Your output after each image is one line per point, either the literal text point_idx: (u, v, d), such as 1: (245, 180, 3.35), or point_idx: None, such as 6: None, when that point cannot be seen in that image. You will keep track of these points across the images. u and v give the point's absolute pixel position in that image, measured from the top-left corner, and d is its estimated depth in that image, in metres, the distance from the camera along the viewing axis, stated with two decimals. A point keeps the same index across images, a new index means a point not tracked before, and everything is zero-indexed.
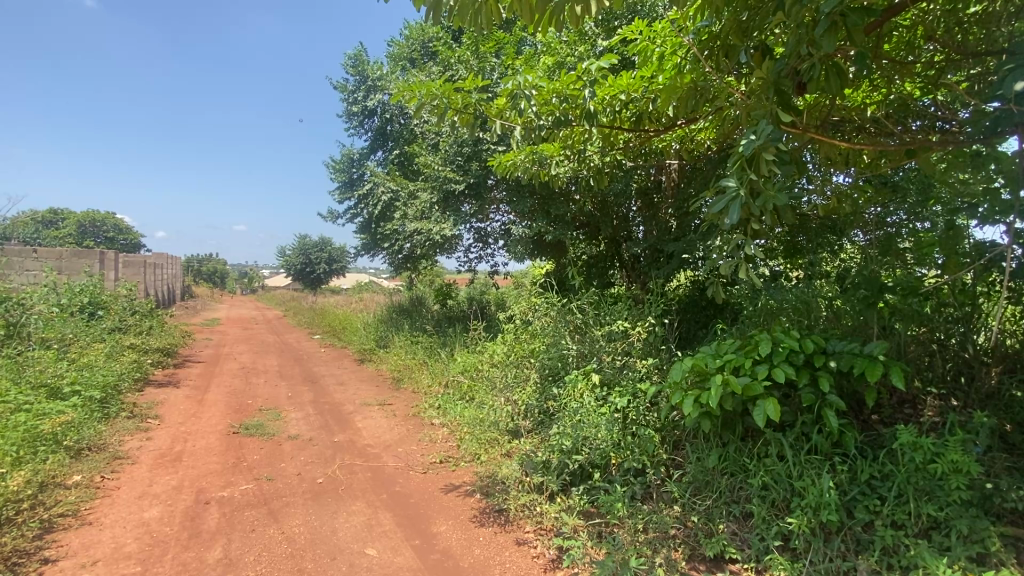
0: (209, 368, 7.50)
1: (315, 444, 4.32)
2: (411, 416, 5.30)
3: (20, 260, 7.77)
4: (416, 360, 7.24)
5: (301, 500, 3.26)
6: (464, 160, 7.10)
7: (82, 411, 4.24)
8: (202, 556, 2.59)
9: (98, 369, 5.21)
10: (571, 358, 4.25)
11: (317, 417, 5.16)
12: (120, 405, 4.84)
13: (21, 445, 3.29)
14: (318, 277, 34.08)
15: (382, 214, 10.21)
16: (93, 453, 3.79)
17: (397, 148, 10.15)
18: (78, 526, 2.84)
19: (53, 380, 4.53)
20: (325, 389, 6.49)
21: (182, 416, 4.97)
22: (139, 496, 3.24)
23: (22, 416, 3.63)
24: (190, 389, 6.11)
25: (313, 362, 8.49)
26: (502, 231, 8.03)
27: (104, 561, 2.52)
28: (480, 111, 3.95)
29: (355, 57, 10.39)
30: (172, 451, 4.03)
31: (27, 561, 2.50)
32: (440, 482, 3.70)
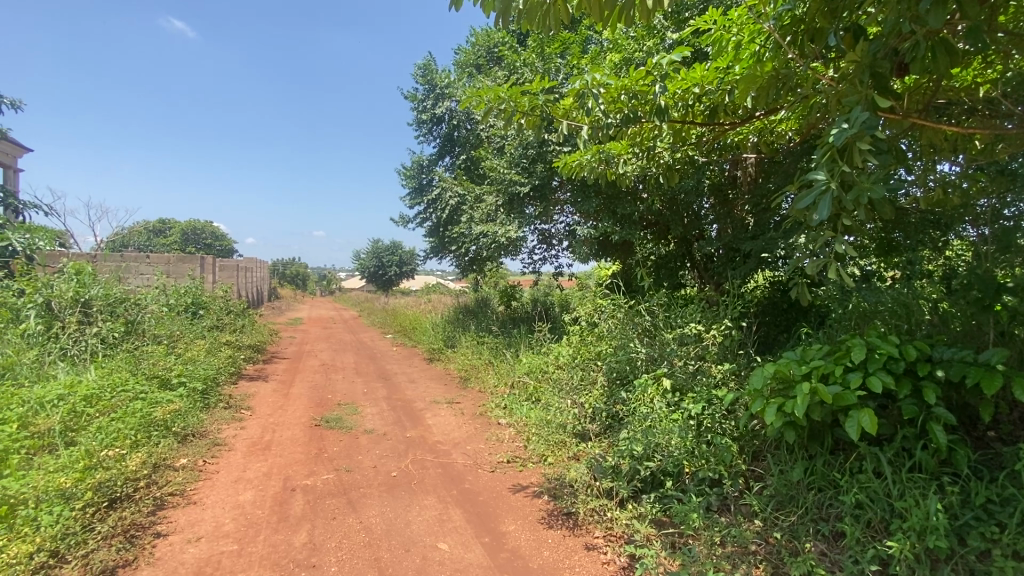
0: (293, 364, 8.05)
1: (388, 439, 4.50)
2: (478, 415, 5.39)
3: (136, 266, 8.76)
4: (482, 360, 7.35)
5: (376, 491, 3.41)
6: (529, 162, 7.09)
7: (187, 401, 4.70)
8: (290, 539, 2.77)
9: (199, 363, 5.74)
10: (640, 362, 4.11)
11: (391, 413, 5.38)
12: (218, 397, 5.31)
13: (137, 429, 3.70)
14: (389, 279, 35.77)
15: (450, 218, 10.49)
16: (196, 440, 4.18)
17: (464, 152, 10.39)
18: (185, 505, 3.14)
19: (163, 372, 5.05)
20: (397, 386, 6.76)
21: (270, 409, 5.37)
22: (235, 480, 3.53)
23: (139, 403, 4.08)
24: (277, 384, 6.56)
25: (385, 360, 8.84)
26: (567, 232, 8.00)
27: (207, 538, 2.77)
28: (546, 113, 3.94)
29: (424, 67, 10.77)
30: (263, 440, 4.35)
31: (143, 533, 2.79)
32: (507, 482, 3.72)
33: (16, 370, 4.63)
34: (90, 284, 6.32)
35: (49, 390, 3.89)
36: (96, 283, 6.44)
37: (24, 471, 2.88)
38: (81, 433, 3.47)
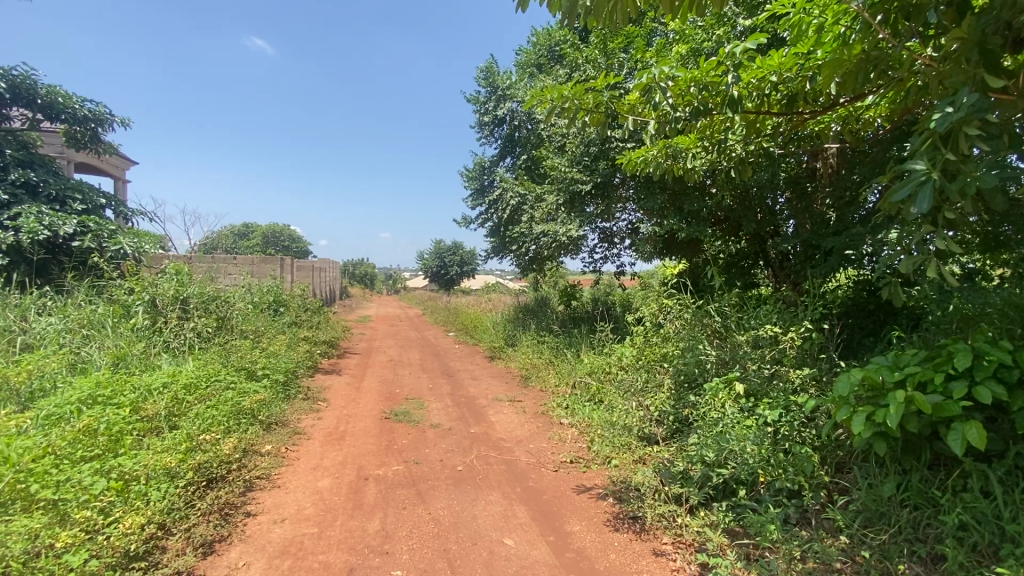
0: (363, 360, 8.43)
1: (454, 434, 4.62)
2: (540, 414, 5.40)
3: (224, 266, 9.52)
4: (543, 360, 7.34)
5: (443, 484, 3.51)
6: (591, 160, 6.99)
7: (271, 392, 5.06)
8: (364, 526, 2.91)
9: (281, 357, 6.15)
10: (710, 365, 3.92)
11: (455, 409, 5.51)
12: (297, 389, 5.68)
13: (229, 417, 4.03)
14: (451, 279, 36.61)
15: (510, 217, 10.55)
16: (279, 428, 4.49)
17: (525, 152, 10.43)
18: (270, 488, 3.39)
19: (250, 364, 5.46)
20: (461, 383, 6.91)
21: (344, 401, 5.67)
22: (314, 467, 3.76)
23: (230, 393, 4.45)
24: (349, 378, 6.91)
25: (449, 357, 9.05)
26: (630, 230, 7.83)
27: (291, 520, 2.97)
28: (611, 109, 3.86)
29: (486, 70, 10.93)
30: (338, 431, 4.60)
31: (235, 512, 3.03)
32: (571, 482, 3.70)
33: (128, 360, 5.17)
34: (187, 283, 6.94)
35: (155, 379, 4.31)
36: (192, 282, 7.06)
37: (136, 451, 3.21)
38: (182, 418, 3.82)
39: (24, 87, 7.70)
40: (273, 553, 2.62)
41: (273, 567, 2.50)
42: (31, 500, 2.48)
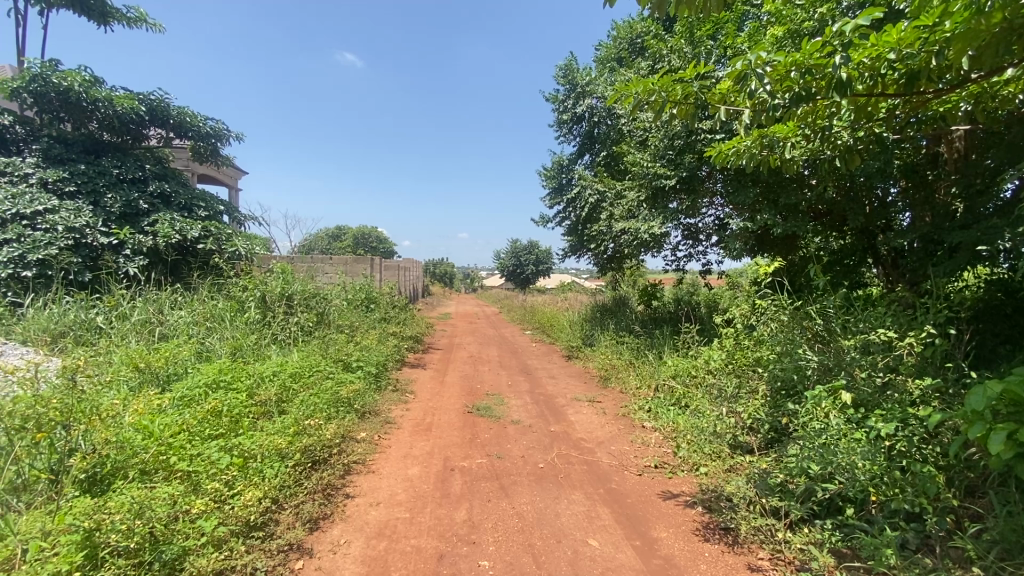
0: (445, 355, 8.74)
1: (534, 431, 4.65)
2: (621, 416, 5.29)
3: (321, 266, 10.30)
4: (623, 360, 7.19)
5: (526, 480, 3.56)
6: (675, 153, 6.75)
7: (364, 383, 5.40)
8: (452, 514, 3.03)
9: (372, 350, 6.55)
10: (810, 371, 3.63)
11: (534, 406, 5.56)
12: (387, 380, 6.02)
13: (330, 404, 4.36)
14: (527, 277, 36.86)
15: (588, 216, 10.41)
16: (371, 417, 4.78)
17: (604, 149, 10.27)
18: (366, 473, 3.62)
19: (346, 356, 5.86)
20: (539, 381, 6.94)
21: (429, 394, 5.92)
22: (404, 456, 3.96)
23: (330, 383, 4.81)
24: (432, 372, 7.20)
25: (527, 355, 9.13)
26: (717, 226, 7.44)
27: (385, 504, 3.16)
28: (702, 99, 3.66)
29: (565, 68, 10.91)
30: (424, 422, 4.81)
31: (337, 493, 3.27)
32: (656, 487, 3.59)
33: (243, 350, 5.76)
34: (291, 281, 7.59)
35: (267, 368, 4.76)
36: (295, 280, 7.72)
37: (252, 432, 3.57)
38: (289, 404, 4.18)
39: (160, 109, 8.83)
40: (370, 534, 2.80)
41: (370, 546, 2.68)
42: (171, 470, 2.84)
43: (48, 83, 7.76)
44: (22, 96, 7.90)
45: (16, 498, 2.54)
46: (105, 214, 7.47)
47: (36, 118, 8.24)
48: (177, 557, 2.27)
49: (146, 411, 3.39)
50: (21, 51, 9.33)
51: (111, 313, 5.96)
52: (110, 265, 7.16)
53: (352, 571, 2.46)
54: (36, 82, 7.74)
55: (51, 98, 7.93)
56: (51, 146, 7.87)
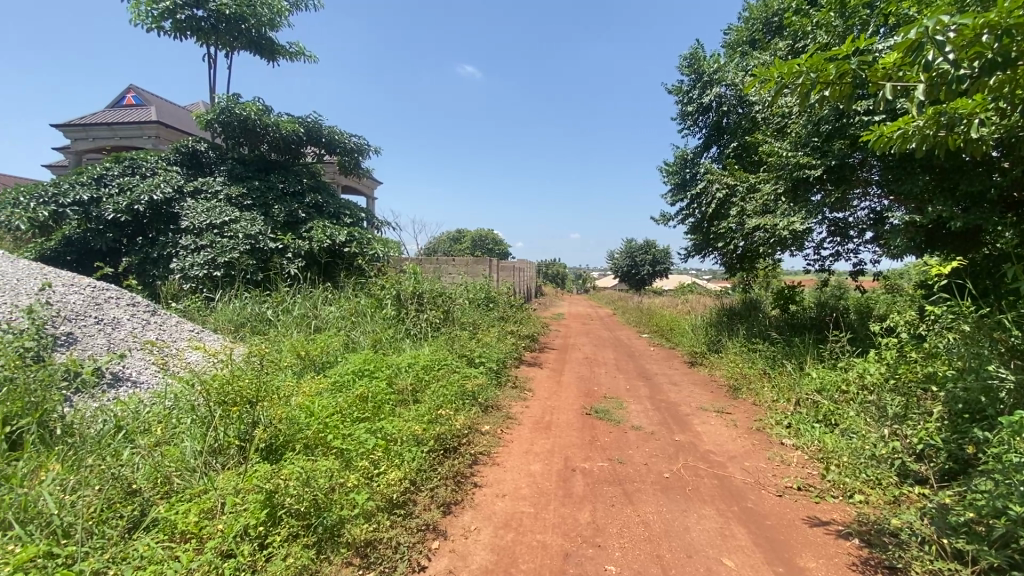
0: (561, 355, 8.78)
1: (657, 439, 4.48)
2: (755, 430, 4.87)
3: (444, 267, 10.97)
4: (756, 369, 6.61)
5: (651, 489, 3.43)
6: (821, 140, 6.07)
7: (487, 379, 5.64)
8: (575, 515, 3.03)
9: (493, 347, 6.82)
10: (1005, 394, 3.01)
11: (656, 413, 5.34)
12: (507, 377, 6.22)
13: (457, 397, 4.64)
14: (643, 277, 35.66)
15: (715, 212, 9.73)
16: (494, 411, 4.97)
17: (734, 139, 9.57)
18: (491, 464, 3.77)
19: (469, 352, 6.17)
20: (660, 387, 6.66)
21: (547, 393, 6.00)
22: (526, 451, 4.06)
23: (457, 376, 5.11)
24: (550, 371, 7.28)
25: (646, 360, 8.82)
26: (874, 219, 6.51)
27: (510, 496, 3.27)
28: (861, 78, 3.20)
29: (690, 57, 10.39)
30: (544, 420, 4.88)
31: (466, 481, 3.45)
32: (801, 511, 3.24)
33: (382, 342, 6.37)
34: (421, 280, 8.18)
35: (402, 359, 5.20)
36: (423, 280, 8.31)
37: (392, 417, 3.92)
38: (422, 393, 4.53)
39: (315, 129, 10.09)
40: (498, 524, 2.92)
41: (498, 536, 2.78)
42: (328, 446, 3.23)
43: (233, 113, 9.28)
44: (213, 126, 9.56)
45: (216, 458, 3.08)
46: (274, 223, 8.72)
47: (223, 144, 9.91)
48: (336, 524, 2.57)
49: (308, 393, 3.89)
50: (213, 89, 11.29)
51: (277, 307, 6.96)
52: (278, 267, 8.35)
53: (483, 557, 2.59)
54: (224, 114, 9.30)
55: (234, 126, 9.48)
56: (234, 167, 9.39)
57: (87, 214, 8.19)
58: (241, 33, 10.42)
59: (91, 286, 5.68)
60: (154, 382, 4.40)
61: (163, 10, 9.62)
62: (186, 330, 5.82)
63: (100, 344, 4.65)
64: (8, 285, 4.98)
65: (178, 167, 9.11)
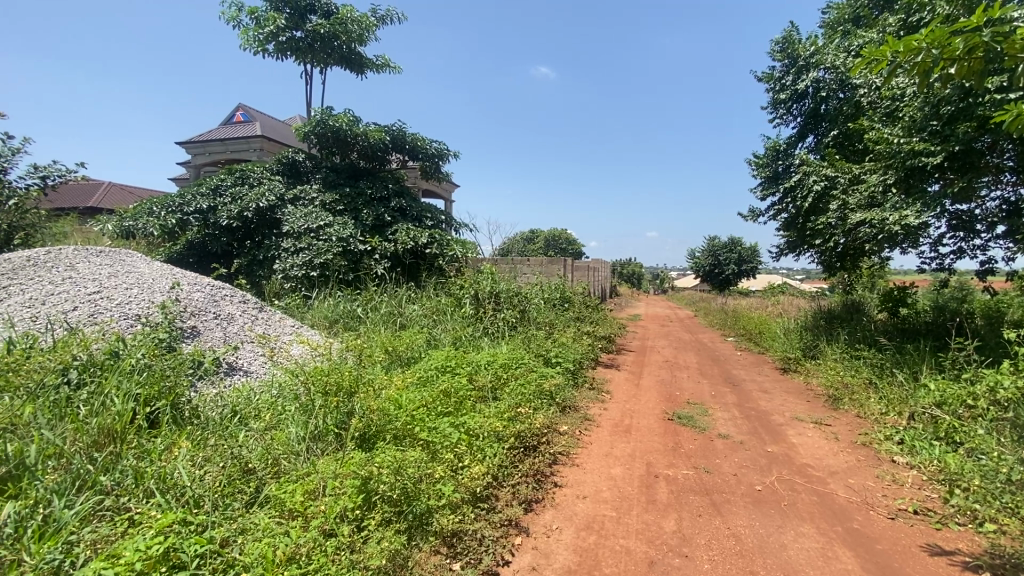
0: (640, 358, 8.55)
1: (747, 449, 4.22)
2: (860, 445, 4.45)
3: (519, 267, 11.10)
4: (860, 379, 6.03)
5: (741, 501, 3.25)
6: (941, 124, 5.44)
7: (564, 379, 5.63)
8: (660, 522, 2.94)
9: (570, 347, 6.80)
10: None
11: (745, 422, 5.05)
12: (585, 378, 6.17)
13: (536, 396, 4.67)
14: (727, 278, 33.86)
15: (812, 207, 9.04)
16: (572, 412, 4.95)
17: (835, 127, 8.84)
18: (571, 465, 3.76)
19: (546, 351, 6.19)
20: (749, 394, 6.28)
21: (626, 395, 5.87)
22: (606, 454, 4.00)
23: (536, 376, 5.14)
24: (628, 374, 7.12)
25: (731, 364, 8.36)
26: (1007, 211, 5.72)
27: (592, 498, 3.24)
28: (996, 52, 2.79)
29: (784, 41, 9.77)
30: (624, 423, 4.79)
31: (546, 480, 3.47)
32: (917, 538, 2.92)
33: (461, 340, 6.57)
34: (497, 281, 8.32)
35: (482, 357, 5.33)
36: (500, 280, 8.46)
37: (473, 412, 4.03)
38: (501, 391, 4.61)
39: (400, 137, 10.60)
40: (580, 525, 2.90)
41: (580, 537, 2.77)
42: (415, 437, 3.37)
43: (327, 125, 10.00)
44: (310, 137, 10.36)
45: (317, 444, 3.34)
46: (362, 226, 9.27)
47: (319, 153, 10.70)
48: (423, 513, 2.68)
49: (397, 387, 4.11)
50: (310, 104, 12.23)
51: (366, 305, 7.41)
52: (366, 267, 8.89)
53: (565, 557, 2.59)
54: (319, 126, 10.04)
55: (328, 137, 10.21)
56: (328, 175, 10.11)
57: (206, 221, 9.19)
58: (334, 50, 11.20)
59: (210, 285, 6.36)
60: (263, 371, 4.86)
61: (268, 34, 10.58)
62: (287, 325, 6.35)
63: (218, 336, 5.21)
64: (145, 284, 5.70)
65: (280, 176, 9.97)
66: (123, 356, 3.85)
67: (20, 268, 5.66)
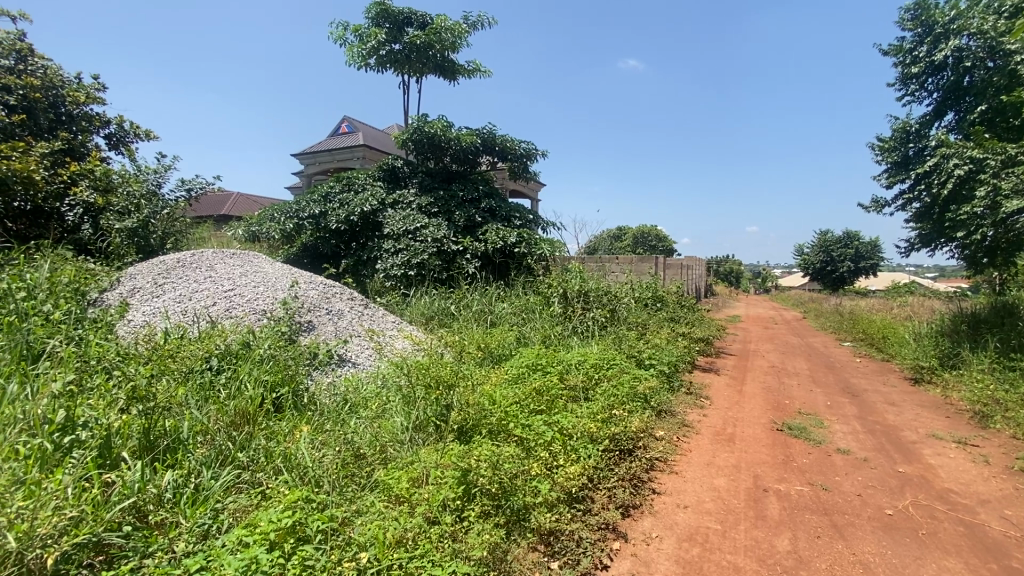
0: (741, 362, 8.01)
1: (872, 468, 3.78)
2: (1019, 471, 3.80)
3: (609, 265, 10.91)
4: (1017, 395, 5.16)
5: (868, 525, 2.92)
6: None
7: (659, 382, 5.42)
8: (772, 541, 2.73)
9: (664, 349, 6.53)
10: None
11: (868, 437, 4.53)
12: (681, 382, 5.91)
13: (629, 398, 4.54)
14: (841, 276, 30.71)
15: (954, 193, 7.97)
16: (668, 417, 4.75)
17: (984, 101, 7.73)
18: (669, 472, 3.61)
19: (639, 352, 5.99)
20: (872, 406, 5.62)
21: (728, 402, 5.52)
22: (708, 464, 3.79)
23: (629, 377, 5.00)
24: (728, 379, 6.69)
25: (849, 372, 7.53)
26: None
27: (694, 509, 3.09)
28: None
29: (916, 8, 8.74)
30: (726, 432, 4.50)
31: (643, 486, 3.37)
32: None
33: (551, 339, 6.58)
34: (586, 280, 8.20)
35: (573, 356, 5.29)
36: (589, 278, 8.36)
37: (566, 412, 4.01)
38: (594, 391, 4.54)
39: (491, 138, 10.86)
40: (682, 535, 2.78)
41: (683, 548, 2.65)
42: (509, 433, 3.42)
43: (422, 132, 10.49)
44: (408, 144, 10.94)
45: (419, 434, 3.53)
46: (455, 227, 9.63)
47: (415, 159, 11.27)
48: (520, 509, 2.71)
49: (491, 383, 4.20)
50: (406, 112, 12.91)
51: (459, 303, 7.70)
52: (459, 267, 9.23)
53: (667, 568, 2.49)
54: (415, 133, 10.57)
55: (424, 143, 10.71)
56: (423, 179, 10.61)
57: (318, 225, 10.06)
58: (428, 59, 11.70)
59: (322, 283, 6.94)
60: (369, 363, 5.22)
61: (370, 49, 11.31)
62: (389, 321, 6.76)
63: (331, 330, 5.69)
64: (269, 282, 6.36)
65: (381, 182, 10.63)
66: (253, 346, 4.34)
67: (172, 268, 6.58)
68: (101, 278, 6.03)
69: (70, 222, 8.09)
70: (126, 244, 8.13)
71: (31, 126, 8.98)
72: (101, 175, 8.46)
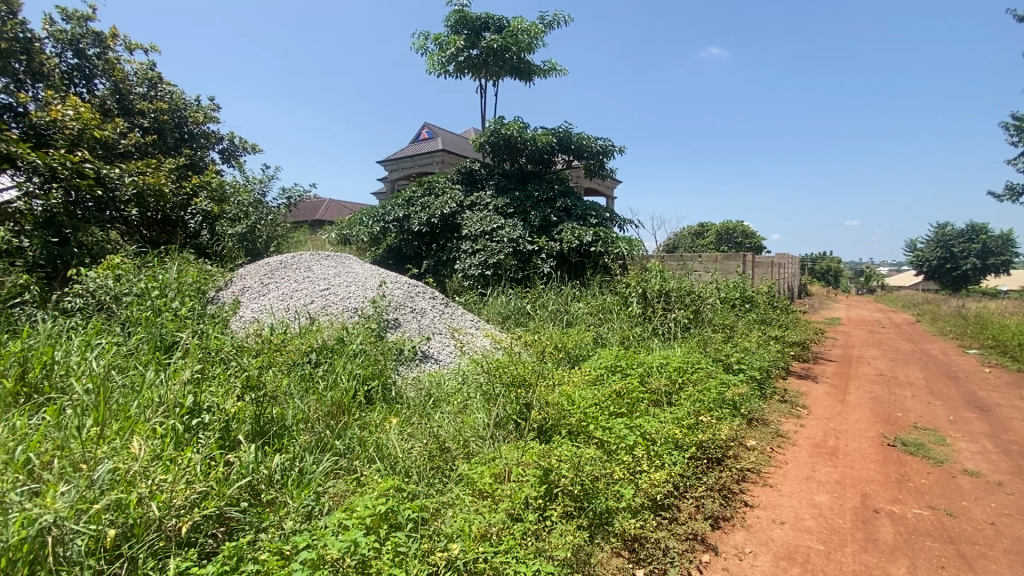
0: (843, 369, 7.33)
1: (1010, 494, 3.31)
2: None
3: (691, 264, 10.45)
4: None
5: (1005, 559, 2.56)
6: None
7: (749, 388, 5.10)
8: (885, 568, 2.48)
9: (754, 353, 6.14)
10: None
11: (1003, 458, 3.97)
12: (773, 389, 5.53)
13: (716, 404, 4.32)
14: (964, 274, 27.16)
15: None
16: (760, 426, 4.46)
17: None
18: (763, 485, 3.39)
19: (726, 356, 5.68)
20: (1008, 423, 4.91)
21: (828, 412, 5.08)
22: (807, 478, 3.51)
23: (716, 382, 4.75)
24: (829, 387, 6.15)
25: (977, 383, 6.64)
26: None
27: (792, 525, 2.88)
28: None
29: None
30: (827, 444, 4.15)
31: (734, 497, 3.19)
32: None
33: (630, 341, 6.42)
34: (667, 279, 7.91)
35: (655, 359, 5.13)
36: (670, 278, 8.05)
37: (648, 415, 3.90)
38: (678, 395, 4.37)
39: (567, 137, 10.81)
40: (779, 553, 2.60)
41: (781, 567, 2.48)
42: (590, 434, 3.38)
43: (499, 134, 10.67)
44: (485, 147, 11.16)
45: (500, 431, 3.59)
46: (531, 227, 9.69)
47: (492, 161, 11.48)
48: (602, 513, 2.68)
49: (571, 383, 4.18)
50: (483, 116, 13.19)
51: (535, 303, 7.75)
52: (534, 266, 9.27)
53: None
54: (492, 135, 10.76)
55: (500, 145, 10.89)
56: (500, 180, 10.79)
57: (401, 227, 10.56)
58: (505, 62, 11.88)
59: (406, 283, 7.26)
60: (451, 360, 5.39)
61: (449, 57, 11.70)
62: (469, 319, 6.94)
63: (414, 327, 5.96)
64: (359, 282, 6.78)
65: (459, 184, 10.94)
66: (347, 342, 4.65)
67: (275, 269, 7.21)
68: (218, 278, 6.75)
69: (192, 228, 9.06)
70: (236, 248, 9.12)
71: (161, 145, 10.24)
72: (216, 186, 9.46)
